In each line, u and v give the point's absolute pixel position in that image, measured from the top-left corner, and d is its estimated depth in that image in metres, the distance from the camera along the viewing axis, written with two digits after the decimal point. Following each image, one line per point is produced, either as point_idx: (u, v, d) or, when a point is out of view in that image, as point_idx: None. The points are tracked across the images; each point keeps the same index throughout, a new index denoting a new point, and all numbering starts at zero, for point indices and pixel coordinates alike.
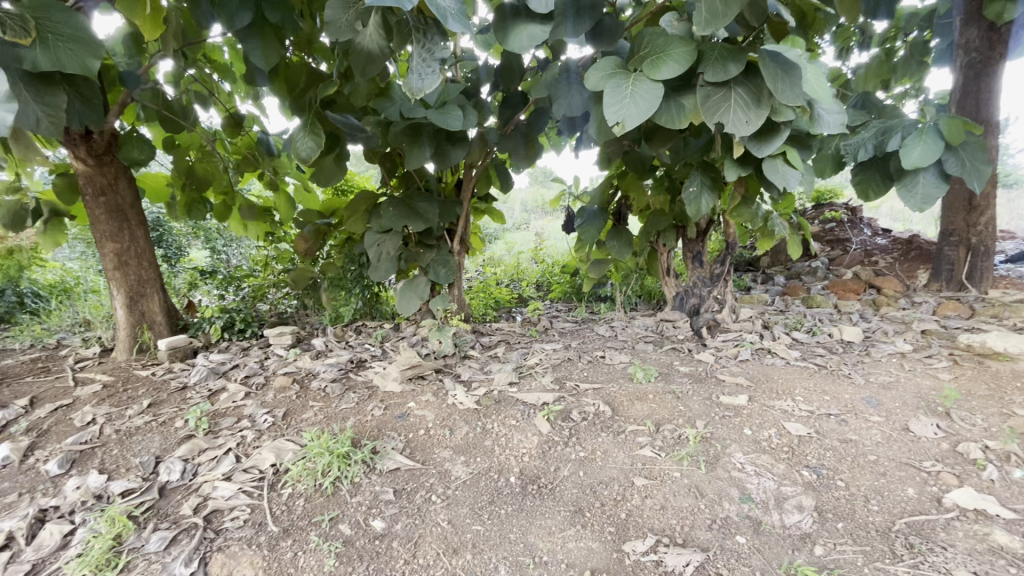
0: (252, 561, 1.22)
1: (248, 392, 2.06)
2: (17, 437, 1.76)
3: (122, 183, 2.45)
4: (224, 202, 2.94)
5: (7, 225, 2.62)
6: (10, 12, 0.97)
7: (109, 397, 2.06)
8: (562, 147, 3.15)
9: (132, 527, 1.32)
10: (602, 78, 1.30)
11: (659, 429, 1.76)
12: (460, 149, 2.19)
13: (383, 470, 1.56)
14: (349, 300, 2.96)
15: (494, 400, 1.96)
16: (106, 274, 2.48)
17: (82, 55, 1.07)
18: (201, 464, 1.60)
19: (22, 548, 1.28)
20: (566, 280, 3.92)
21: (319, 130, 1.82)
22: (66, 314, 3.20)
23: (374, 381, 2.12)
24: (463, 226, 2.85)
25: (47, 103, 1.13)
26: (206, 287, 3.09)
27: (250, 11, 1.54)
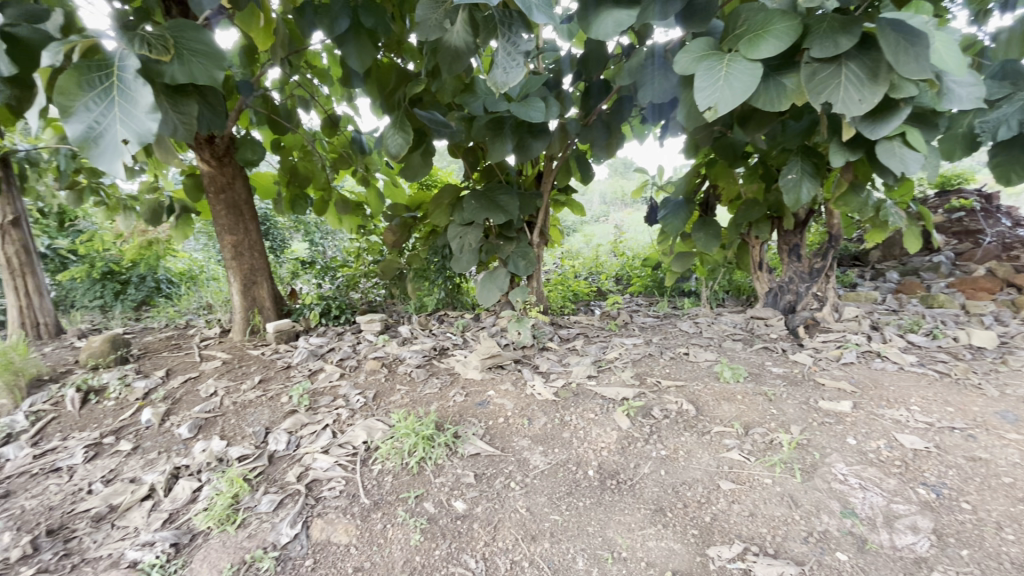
0: (347, 529, 1.33)
1: (342, 373, 2.23)
2: (156, 403, 2.04)
3: (238, 182, 2.72)
4: (322, 198, 3.17)
5: (146, 221, 3.02)
6: (152, 33, 1.11)
7: (228, 372, 2.32)
8: (646, 135, 3.04)
9: (248, 488, 1.48)
10: (693, 61, 1.23)
11: (748, 432, 1.66)
12: (542, 141, 2.18)
13: (465, 454, 1.61)
14: (432, 290, 3.08)
15: (572, 393, 1.94)
16: (225, 262, 2.77)
17: (210, 68, 1.18)
18: (303, 437, 1.75)
19: (162, 498, 1.50)
20: (647, 273, 3.81)
21: (407, 127, 1.91)
22: (193, 299, 3.63)
23: (456, 368, 2.19)
24: (543, 218, 2.85)
25: (182, 111, 1.27)
26: (307, 276, 3.37)
27: (348, 16, 1.66)
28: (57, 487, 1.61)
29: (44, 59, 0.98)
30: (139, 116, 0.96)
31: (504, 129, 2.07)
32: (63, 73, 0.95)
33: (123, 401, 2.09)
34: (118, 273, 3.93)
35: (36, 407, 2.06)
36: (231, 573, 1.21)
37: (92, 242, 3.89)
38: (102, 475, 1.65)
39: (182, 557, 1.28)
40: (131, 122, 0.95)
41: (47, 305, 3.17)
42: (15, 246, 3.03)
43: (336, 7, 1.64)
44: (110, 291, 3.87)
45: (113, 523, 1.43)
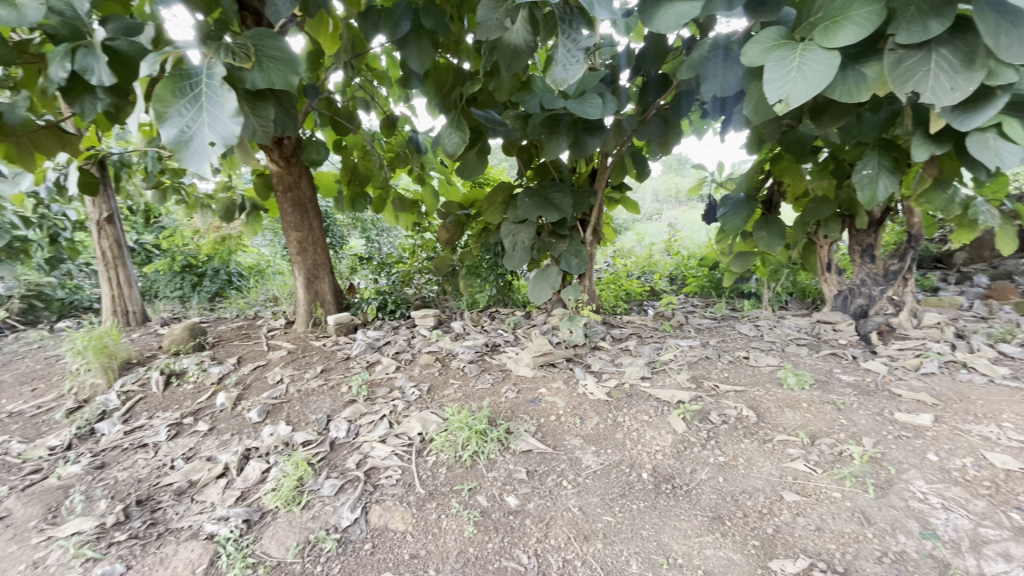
0: (403, 516, 1.38)
1: (398, 365, 2.30)
2: (229, 388, 2.19)
3: (304, 181, 2.86)
4: (380, 196, 3.28)
5: (221, 217, 3.23)
6: (235, 42, 1.18)
7: (293, 361, 2.45)
8: (705, 130, 2.94)
9: (311, 472, 1.56)
10: (762, 52, 1.18)
11: (815, 442, 1.58)
12: (598, 138, 2.13)
13: (517, 450, 1.63)
14: (483, 287, 3.12)
15: (626, 394, 1.91)
16: (290, 256, 2.93)
17: (286, 72, 1.24)
18: (362, 426, 1.83)
19: (235, 477, 1.61)
20: (703, 272, 3.68)
21: (463, 126, 1.95)
22: (261, 292, 3.86)
23: (508, 364, 2.21)
24: (597, 216, 2.82)
25: (260, 115, 1.34)
26: (364, 271, 3.50)
27: (409, 20, 1.73)
28: (145, 461, 1.76)
29: (143, 69, 1.07)
30: (224, 120, 1.03)
31: (559, 127, 2.06)
32: (159, 82, 1.04)
33: (200, 384, 2.26)
34: (196, 266, 4.24)
35: (126, 388, 2.25)
36: (297, 551, 1.29)
37: (173, 237, 4.21)
38: (182, 453, 1.79)
39: (253, 533, 1.37)
40: (218, 126, 1.02)
41: (135, 295, 3.47)
42: (109, 241, 3.32)
43: (398, 12, 1.72)
44: (188, 283, 4.18)
45: (193, 497, 1.55)
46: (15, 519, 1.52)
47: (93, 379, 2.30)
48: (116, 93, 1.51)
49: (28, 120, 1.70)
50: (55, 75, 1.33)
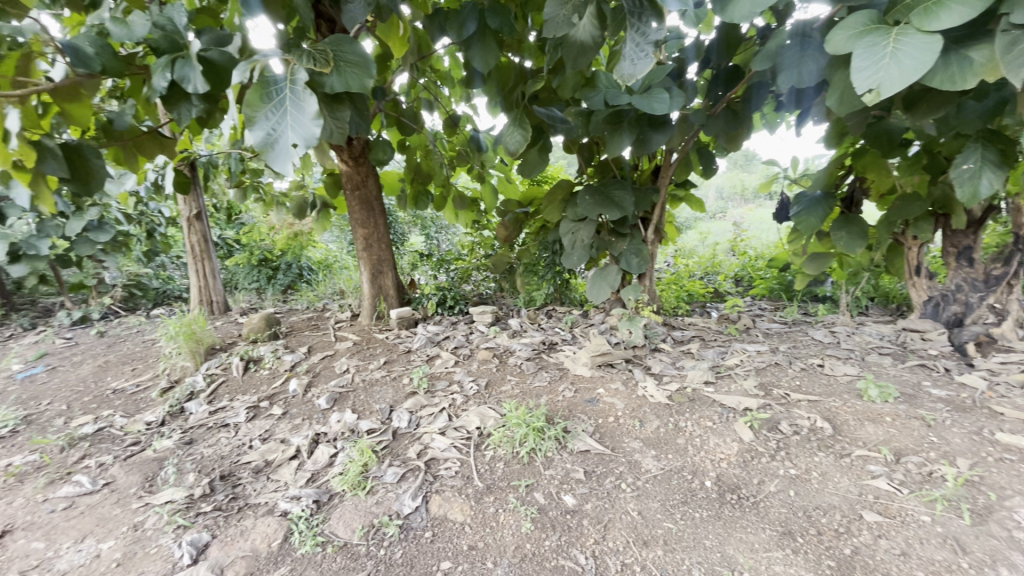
0: (462, 508, 1.41)
1: (457, 360, 2.35)
2: (301, 375, 2.33)
3: (371, 180, 2.97)
4: (442, 194, 3.36)
5: (294, 214, 3.42)
6: (316, 48, 1.25)
7: (358, 352, 2.56)
8: (778, 124, 2.78)
9: (375, 459, 1.63)
10: (850, 39, 1.10)
11: (900, 460, 1.46)
12: (663, 133, 2.06)
13: (575, 449, 1.62)
14: (541, 285, 3.13)
15: (688, 398, 1.85)
16: (358, 252, 3.06)
17: (361, 76, 1.30)
18: (422, 417, 1.88)
19: (305, 460, 1.71)
20: (773, 274, 3.49)
21: (526, 123, 1.96)
22: (329, 285, 4.06)
23: (565, 363, 2.19)
24: (659, 215, 2.73)
25: (337, 117, 1.40)
26: (425, 268, 3.60)
27: (475, 21, 1.75)
28: (227, 439, 1.91)
29: (234, 77, 1.15)
30: (306, 123, 1.09)
31: (623, 123, 2.01)
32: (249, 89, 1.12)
33: (275, 370, 2.42)
34: (271, 260, 4.54)
35: (211, 371, 2.45)
36: (362, 534, 1.35)
37: (252, 233, 4.51)
38: (259, 434, 1.92)
39: (322, 513, 1.45)
40: (300, 128, 1.09)
41: (218, 286, 3.76)
42: (197, 236, 3.61)
43: (464, 12, 1.73)
44: (264, 276, 4.47)
45: (269, 475, 1.66)
46: (119, 485, 1.69)
47: (183, 362, 2.52)
48: (209, 100, 1.65)
49: (133, 126, 1.89)
50: (157, 85, 1.47)
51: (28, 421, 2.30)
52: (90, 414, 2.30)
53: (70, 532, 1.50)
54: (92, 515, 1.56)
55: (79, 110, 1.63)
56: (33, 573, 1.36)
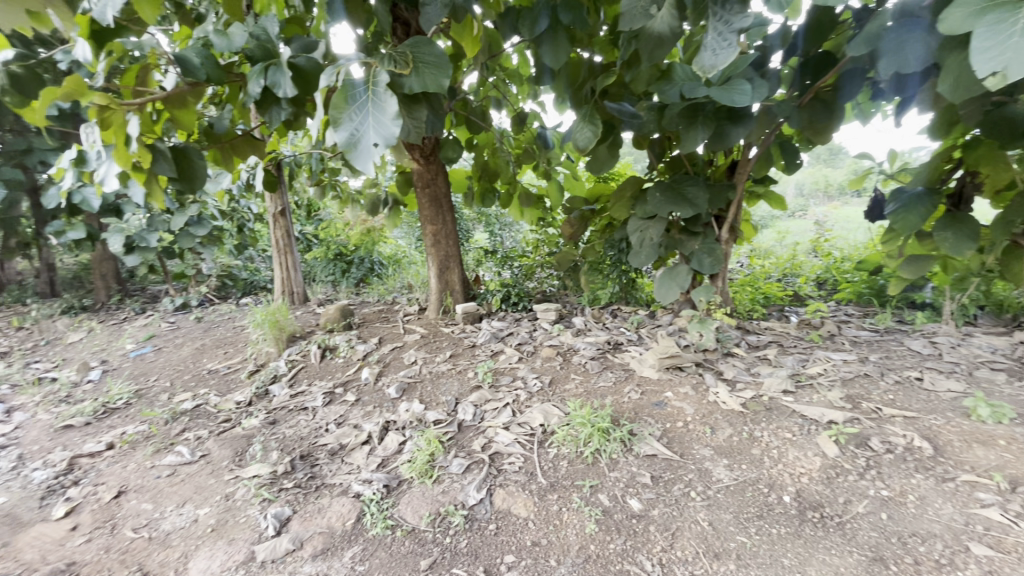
0: (526, 503, 1.42)
1: (520, 356, 2.35)
2: (372, 364, 2.44)
3: (440, 178, 3.05)
4: (508, 191, 3.37)
5: (367, 211, 3.58)
6: (397, 49, 1.29)
7: (425, 345, 2.64)
8: (873, 114, 2.55)
9: (441, 449, 1.67)
10: (968, 16, 0.98)
11: (1016, 490, 1.30)
12: (743, 127, 1.95)
13: (641, 453, 1.58)
14: (606, 284, 3.06)
15: (764, 407, 1.75)
16: (426, 248, 3.15)
17: (438, 75, 1.33)
18: (487, 411, 1.91)
19: (376, 445, 1.79)
20: (862, 278, 3.21)
21: (596, 120, 1.93)
22: (398, 280, 4.22)
23: (631, 364, 2.13)
24: (735, 212, 2.59)
25: (414, 117, 1.45)
26: (489, 264, 3.65)
27: (548, 16, 1.73)
28: (306, 421, 2.04)
29: (323, 82, 1.21)
30: (387, 123, 1.13)
31: (699, 116, 1.92)
32: (336, 92, 1.17)
33: (349, 359, 2.55)
34: (345, 254, 4.74)
35: (292, 357, 2.63)
36: (429, 521, 1.40)
37: (329, 229, 4.80)
38: (334, 418, 2.03)
39: (392, 497, 1.51)
40: (381, 128, 1.13)
41: (299, 278, 4.02)
42: (281, 231, 3.86)
43: (537, 8, 1.72)
44: (339, 269, 4.72)
45: (343, 458, 1.76)
46: (213, 458, 1.86)
47: (267, 348, 2.72)
48: (296, 104, 1.75)
49: (230, 130, 2.06)
50: (251, 91, 1.60)
51: (139, 395, 2.58)
52: (189, 391, 2.54)
53: (173, 496, 1.67)
54: (190, 483, 1.72)
55: (185, 116, 1.80)
56: (144, 530, 1.53)
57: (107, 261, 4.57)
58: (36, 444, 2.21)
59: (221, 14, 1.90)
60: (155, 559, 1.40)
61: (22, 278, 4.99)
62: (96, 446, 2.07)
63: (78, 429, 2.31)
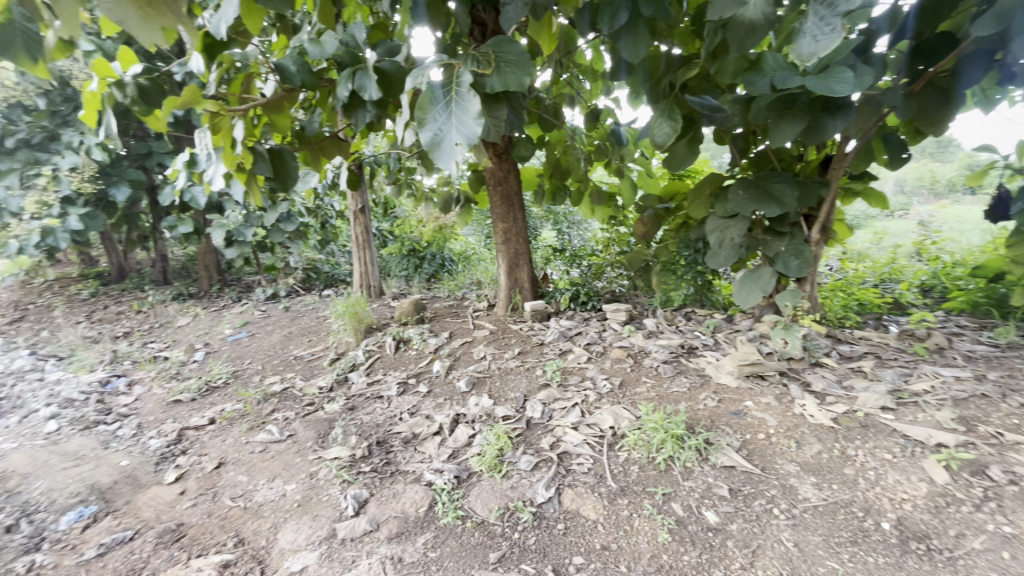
0: (595, 506, 1.42)
1: (589, 356, 2.32)
2: (443, 358, 2.52)
3: (512, 176, 3.08)
4: (579, 189, 3.27)
5: (440, 208, 3.67)
6: (479, 49, 1.32)
7: (495, 341, 2.67)
8: (998, 100, 2.25)
9: (510, 445, 1.69)
10: None
11: None
12: (841, 119, 1.79)
13: (718, 464, 1.51)
14: (680, 285, 2.91)
15: (858, 423, 1.61)
16: (497, 245, 3.18)
17: (519, 74, 1.33)
18: (555, 410, 1.90)
19: (447, 437, 1.84)
20: (979, 286, 2.85)
21: (676, 114, 1.86)
22: (468, 276, 4.32)
23: (707, 370, 2.04)
24: (828, 211, 2.39)
25: (494, 116, 1.46)
26: (557, 263, 3.64)
27: (628, 10, 1.68)
28: (382, 409, 2.14)
29: (409, 84, 1.26)
30: (469, 122, 1.16)
31: (792, 109, 1.79)
32: (422, 94, 1.22)
33: (421, 352, 2.64)
34: (418, 250, 4.97)
35: (369, 347, 2.77)
36: (498, 514, 1.43)
37: (403, 227, 5.14)
38: (408, 408, 2.12)
39: (462, 489, 1.55)
40: (463, 128, 1.16)
41: (375, 273, 4.22)
42: (361, 228, 4.07)
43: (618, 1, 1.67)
44: (412, 264, 4.91)
45: (416, 447, 1.83)
46: (299, 438, 2.00)
47: (347, 338, 2.89)
48: (380, 106, 1.83)
49: (319, 132, 2.20)
50: (340, 95, 1.69)
51: (236, 376, 2.83)
52: (278, 374, 2.76)
53: (264, 471, 1.81)
54: (279, 460, 1.87)
55: (281, 120, 1.94)
56: (240, 500, 1.67)
57: (210, 253, 5.05)
58: (152, 415, 2.49)
59: (314, 22, 2.02)
60: (249, 527, 1.53)
61: (141, 268, 5.62)
62: (200, 421, 2.30)
63: (185, 404, 2.57)
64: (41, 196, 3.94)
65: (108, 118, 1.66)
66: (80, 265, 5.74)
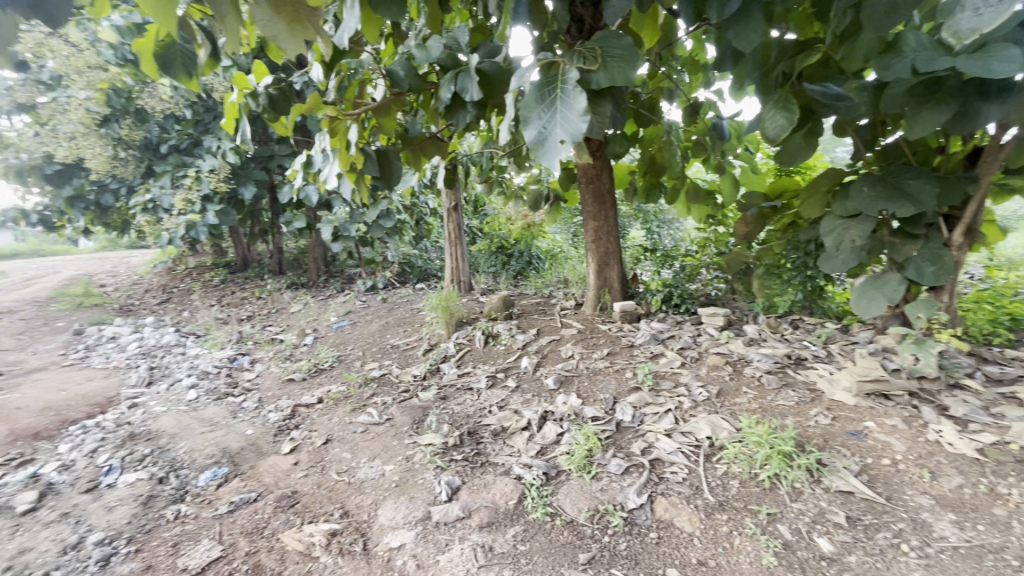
0: (690, 518, 1.36)
1: (683, 361, 2.21)
2: (531, 354, 2.54)
3: (605, 174, 3.02)
4: (675, 187, 3.16)
5: (529, 206, 3.68)
6: (586, 46, 1.31)
7: (583, 340, 2.64)
8: None
9: (600, 446, 1.67)
10: None
11: None
12: (1000, 104, 1.55)
13: (832, 488, 1.38)
14: (785, 291, 2.69)
15: (1010, 457, 1.39)
16: (586, 243, 3.13)
17: (627, 69, 1.30)
18: (647, 414, 1.85)
19: (535, 433, 1.86)
20: None
21: (792, 105, 1.71)
22: (555, 274, 4.33)
23: (819, 384, 1.86)
24: (976, 211, 2.08)
25: (597, 112, 1.44)
26: (647, 263, 3.53)
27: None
28: (472, 401, 2.21)
29: (514, 84, 1.28)
30: (574, 119, 1.15)
31: (936, 95, 1.58)
32: (527, 93, 1.23)
33: (510, 347, 2.69)
34: (507, 248, 5.10)
35: (460, 340, 2.87)
36: (588, 515, 1.42)
37: (493, 224, 5.24)
38: (497, 401, 2.16)
39: (551, 486, 1.56)
40: (568, 125, 1.15)
41: (466, 268, 4.36)
42: (453, 225, 4.21)
43: None
44: (500, 261, 5.02)
45: (505, 440, 1.86)
46: (396, 422, 2.13)
47: (439, 330, 3.02)
48: (480, 106, 1.87)
49: (421, 132, 2.32)
50: (444, 97, 1.76)
51: (340, 360, 3.07)
52: (377, 361, 2.95)
53: (366, 450, 1.95)
54: (379, 441, 2.00)
55: (387, 123, 2.06)
56: (344, 475, 1.81)
57: (318, 247, 5.51)
58: (270, 391, 2.78)
59: (421, 28, 2.13)
60: (353, 501, 1.65)
61: (262, 258, 6.28)
62: (311, 399, 2.52)
63: (298, 383, 2.84)
64: (187, 195, 4.42)
65: (244, 124, 1.87)
66: (212, 255, 6.53)
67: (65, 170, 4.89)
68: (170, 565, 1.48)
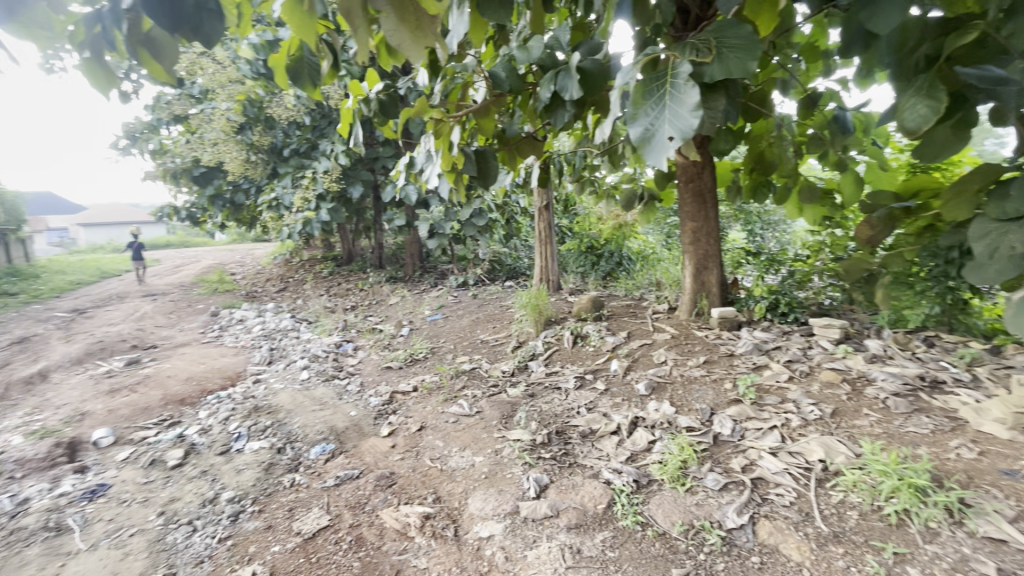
0: (799, 546, 1.26)
1: (791, 375, 2.03)
2: (621, 357, 2.48)
3: (706, 172, 2.85)
4: (786, 186, 2.88)
5: (622, 206, 3.59)
6: (700, 38, 1.25)
7: (677, 345, 2.52)
8: None
9: (695, 459, 1.60)
10: None
11: None
12: None
13: (979, 533, 1.19)
14: (917, 303, 2.43)
15: None
16: (683, 245, 2.98)
17: (745, 59, 1.23)
18: (748, 430, 1.73)
19: (625, 438, 1.81)
20: None
21: (941, 92, 1.34)
22: (647, 276, 4.19)
23: (961, 413, 1.62)
24: None
25: (709, 107, 1.36)
26: (749, 267, 3.30)
27: None
28: (560, 400, 2.20)
29: (619, 81, 1.24)
30: (684, 114, 1.09)
31: None
32: (634, 89, 1.19)
33: (599, 349, 2.64)
34: (596, 248, 5.04)
35: (549, 339, 2.88)
36: (682, 530, 1.36)
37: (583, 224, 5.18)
38: (585, 403, 2.14)
39: (642, 494, 1.52)
40: (677, 121, 1.10)
41: (555, 268, 4.36)
42: (544, 224, 4.23)
43: None
44: (589, 261, 4.98)
45: (594, 443, 1.84)
46: (485, 415, 2.19)
47: (528, 328, 3.05)
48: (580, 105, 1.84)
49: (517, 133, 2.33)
50: (543, 96, 1.77)
51: (433, 352, 3.22)
52: (467, 355, 3.05)
53: (457, 440, 2.02)
54: (469, 432, 2.06)
55: (486, 124, 2.10)
56: (437, 461, 1.90)
57: (415, 243, 5.80)
58: (371, 376, 2.99)
59: (522, 29, 2.15)
60: (445, 487, 1.73)
61: (364, 253, 6.76)
62: (407, 387, 2.67)
63: (395, 370, 3.02)
64: (304, 194, 4.88)
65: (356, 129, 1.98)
66: (323, 249, 7.15)
67: (208, 172, 5.60)
68: (287, 527, 1.64)
